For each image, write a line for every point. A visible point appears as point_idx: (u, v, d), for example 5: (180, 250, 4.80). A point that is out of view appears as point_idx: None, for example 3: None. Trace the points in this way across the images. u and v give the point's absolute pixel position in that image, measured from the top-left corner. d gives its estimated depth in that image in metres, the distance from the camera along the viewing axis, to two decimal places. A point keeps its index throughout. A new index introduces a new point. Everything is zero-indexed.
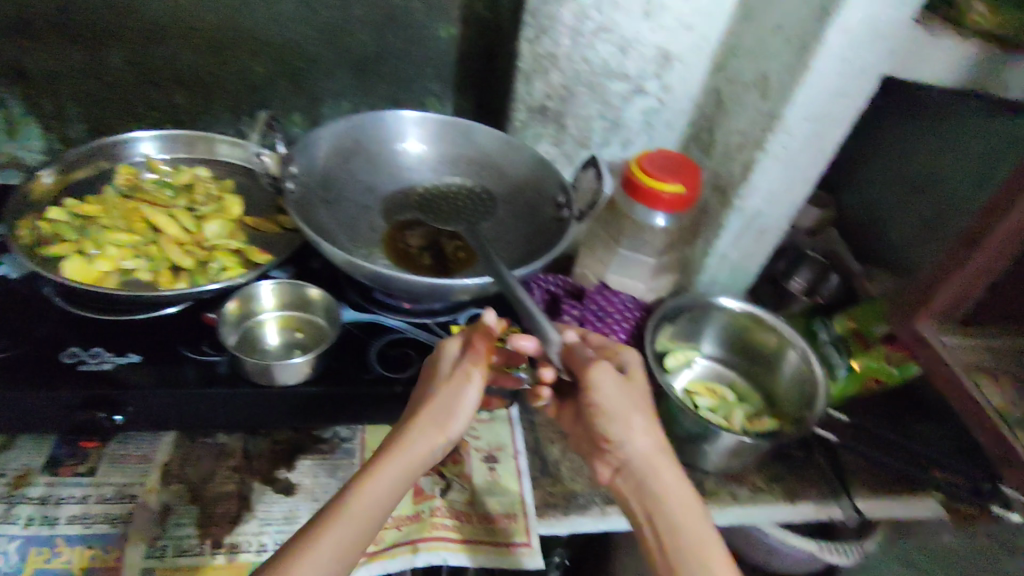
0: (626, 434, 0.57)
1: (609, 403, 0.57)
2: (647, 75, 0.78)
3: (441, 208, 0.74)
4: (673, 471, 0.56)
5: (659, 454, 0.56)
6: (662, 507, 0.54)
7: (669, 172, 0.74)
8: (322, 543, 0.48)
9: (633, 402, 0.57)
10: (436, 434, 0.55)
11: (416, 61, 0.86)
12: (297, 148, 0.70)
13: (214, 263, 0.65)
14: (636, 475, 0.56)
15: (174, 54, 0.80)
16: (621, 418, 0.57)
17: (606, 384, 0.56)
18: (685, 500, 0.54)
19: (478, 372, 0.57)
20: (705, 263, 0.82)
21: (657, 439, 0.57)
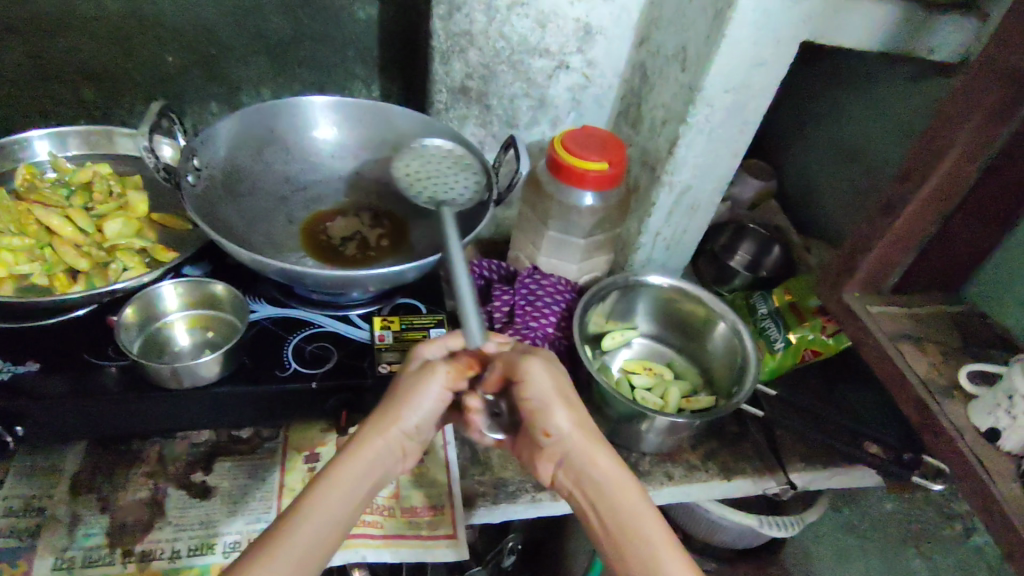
0: (562, 426, 0.54)
1: (544, 395, 0.54)
2: (569, 50, 0.76)
3: (415, 175, 0.68)
4: (609, 456, 0.54)
5: (594, 441, 0.55)
6: (604, 493, 0.53)
7: (593, 150, 0.73)
8: (274, 553, 0.46)
9: (563, 393, 0.55)
10: (393, 432, 0.54)
11: (335, 44, 0.83)
12: (200, 140, 0.66)
13: (114, 263, 0.63)
14: (575, 466, 0.55)
15: (78, 46, 0.77)
16: (556, 409, 0.54)
17: (537, 377, 0.54)
18: (627, 484, 0.53)
19: (443, 368, 0.55)
20: (638, 242, 0.80)
21: (588, 426, 0.55)
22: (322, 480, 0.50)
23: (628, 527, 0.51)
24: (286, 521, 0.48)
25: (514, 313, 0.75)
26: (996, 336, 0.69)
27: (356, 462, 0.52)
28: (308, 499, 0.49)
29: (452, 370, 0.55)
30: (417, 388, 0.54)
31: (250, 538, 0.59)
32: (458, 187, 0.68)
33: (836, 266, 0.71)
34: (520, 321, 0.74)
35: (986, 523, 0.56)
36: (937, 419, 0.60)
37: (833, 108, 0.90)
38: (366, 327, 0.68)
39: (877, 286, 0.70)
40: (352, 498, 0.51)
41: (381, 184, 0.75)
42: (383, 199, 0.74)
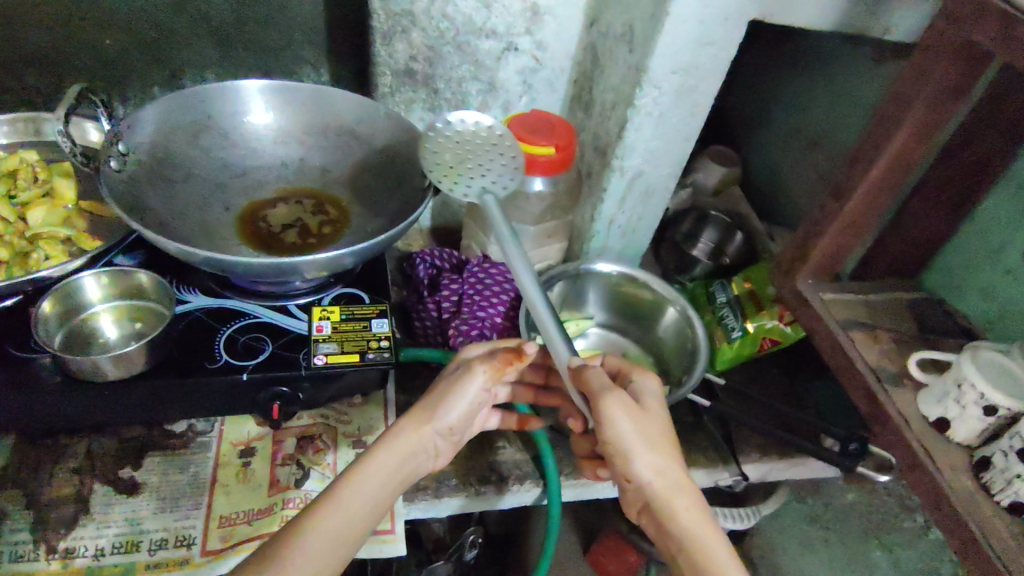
0: (641, 474, 0.49)
1: (623, 439, 0.49)
2: (517, 31, 0.74)
3: (448, 167, 0.66)
4: (694, 511, 0.48)
5: (681, 493, 0.48)
6: (687, 547, 0.46)
7: (541, 133, 0.71)
8: (297, 544, 0.44)
9: (648, 436, 0.49)
10: (428, 431, 0.53)
11: (281, 26, 0.81)
12: (125, 124, 0.63)
13: (36, 252, 0.61)
14: (655, 517, 0.48)
15: (11, 29, 0.74)
16: (635, 455, 0.49)
17: (618, 419, 0.49)
18: (712, 546, 0.46)
19: (481, 367, 0.55)
20: (592, 229, 0.78)
21: (673, 476, 0.49)
22: (360, 471, 0.49)
23: None
24: (312, 518, 0.46)
25: (462, 304, 0.73)
26: (952, 323, 0.67)
27: (388, 456, 0.51)
28: (341, 490, 0.48)
29: (490, 370, 0.55)
30: (457, 389, 0.54)
31: (178, 535, 0.58)
32: (489, 182, 0.67)
33: (789, 253, 0.69)
34: (467, 311, 0.72)
35: (932, 515, 0.54)
36: (886, 408, 0.59)
37: (794, 91, 0.88)
38: (304, 317, 0.65)
39: (831, 273, 0.68)
40: (381, 491, 0.49)
41: (325, 169, 0.73)
42: (328, 185, 0.72)
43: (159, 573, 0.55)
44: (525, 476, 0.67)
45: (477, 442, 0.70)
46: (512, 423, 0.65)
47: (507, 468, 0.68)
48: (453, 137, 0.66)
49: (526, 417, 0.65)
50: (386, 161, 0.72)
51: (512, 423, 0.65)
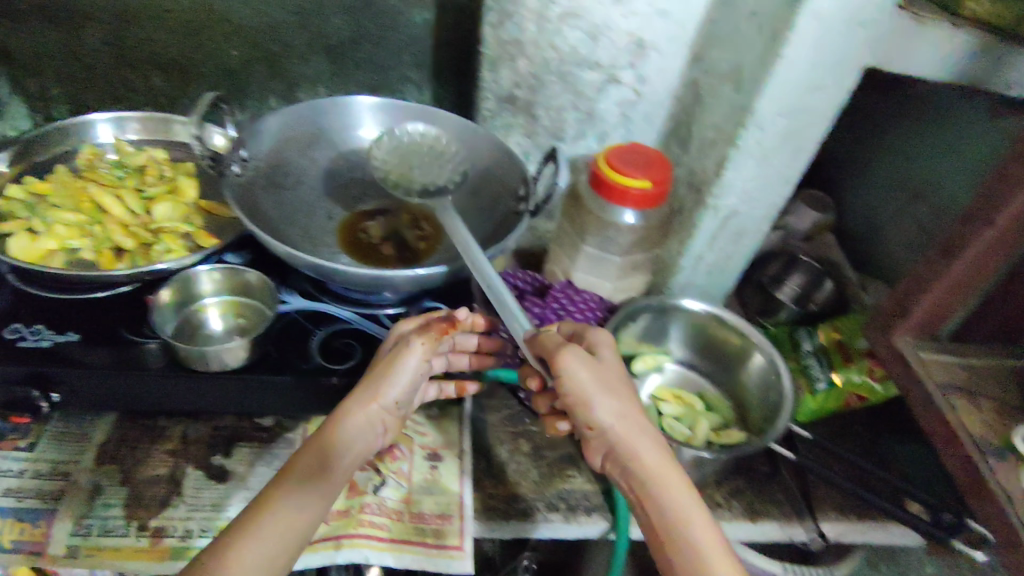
0: (603, 419, 0.52)
1: (581, 390, 0.52)
2: (621, 65, 0.75)
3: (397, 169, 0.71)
4: (655, 450, 0.52)
5: (642, 434, 0.53)
6: (648, 486, 0.51)
7: (637, 166, 0.71)
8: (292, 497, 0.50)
9: (606, 383, 0.53)
10: (375, 406, 0.54)
11: (391, 48, 0.84)
12: (247, 133, 0.68)
13: (159, 244, 0.66)
14: (619, 458, 0.53)
15: (151, 36, 0.80)
16: (596, 403, 0.52)
17: (577, 372, 0.51)
18: (672, 479, 0.51)
19: (417, 342, 0.54)
20: (679, 264, 0.77)
21: (633, 420, 0.53)
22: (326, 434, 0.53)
23: (671, 517, 0.50)
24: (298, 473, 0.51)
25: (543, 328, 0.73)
26: None
27: (333, 435, 0.52)
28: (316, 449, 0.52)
29: (428, 342, 0.54)
30: (396, 365, 0.54)
31: None
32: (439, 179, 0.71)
33: (887, 307, 0.66)
34: None
35: None
36: (985, 481, 0.55)
37: (899, 141, 0.85)
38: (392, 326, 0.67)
39: (931, 331, 0.65)
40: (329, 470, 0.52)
41: None
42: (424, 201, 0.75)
43: None
44: (593, 508, 0.66)
45: (547, 468, 0.69)
46: (450, 390, 0.66)
47: (576, 498, 0.67)
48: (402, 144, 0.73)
49: (463, 385, 0.65)
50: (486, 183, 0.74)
51: (450, 389, 0.66)
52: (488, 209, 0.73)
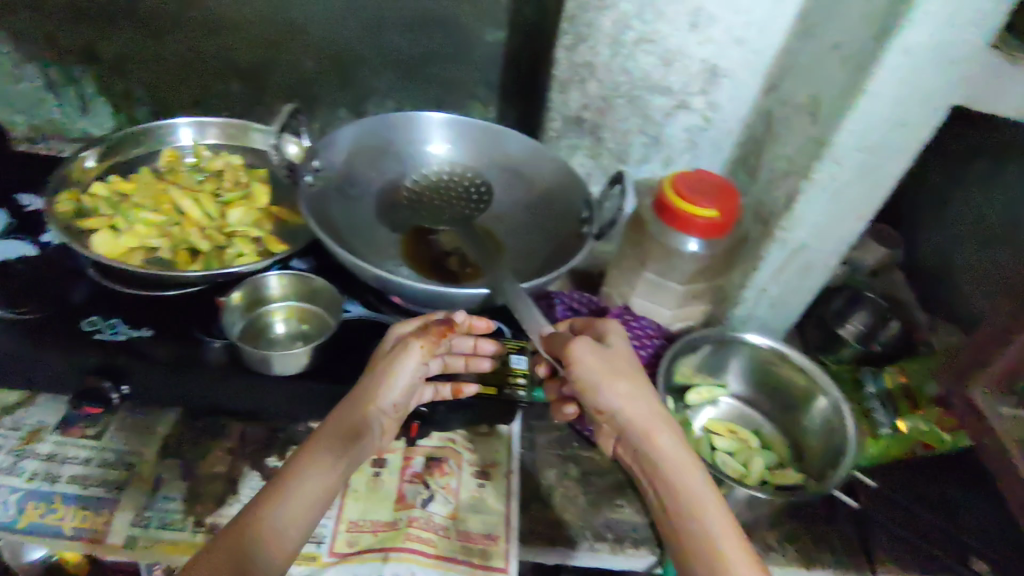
0: (613, 403, 0.54)
1: (589, 377, 0.54)
2: (692, 91, 0.74)
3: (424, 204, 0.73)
4: (666, 434, 0.53)
5: (653, 417, 0.54)
6: (660, 470, 0.52)
7: (705, 195, 0.70)
8: (291, 496, 0.50)
9: (615, 368, 0.55)
10: (374, 407, 0.54)
11: (461, 65, 0.85)
12: (321, 144, 0.70)
13: (231, 247, 0.68)
14: (631, 443, 0.55)
15: (233, 46, 0.83)
16: (604, 389, 0.54)
17: (583, 358, 0.54)
18: (684, 461, 0.52)
19: (415, 344, 0.55)
20: (741, 295, 0.76)
21: (643, 404, 0.54)
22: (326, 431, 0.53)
23: (681, 499, 0.51)
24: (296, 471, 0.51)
25: None
26: None
27: (335, 431, 0.53)
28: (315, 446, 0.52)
29: (426, 344, 0.56)
30: (394, 367, 0.55)
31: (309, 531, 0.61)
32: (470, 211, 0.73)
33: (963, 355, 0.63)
34: None
35: None
36: None
37: (980, 181, 0.82)
38: None
39: (1013, 386, 0.62)
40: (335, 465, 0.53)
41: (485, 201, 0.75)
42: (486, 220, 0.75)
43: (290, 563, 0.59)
44: (641, 541, 0.65)
45: (595, 496, 0.68)
46: (445, 393, 0.62)
47: (623, 528, 0.66)
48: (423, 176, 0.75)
49: (459, 384, 0.62)
50: (549, 203, 0.74)
51: (445, 393, 0.62)
52: (549, 229, 0.72)
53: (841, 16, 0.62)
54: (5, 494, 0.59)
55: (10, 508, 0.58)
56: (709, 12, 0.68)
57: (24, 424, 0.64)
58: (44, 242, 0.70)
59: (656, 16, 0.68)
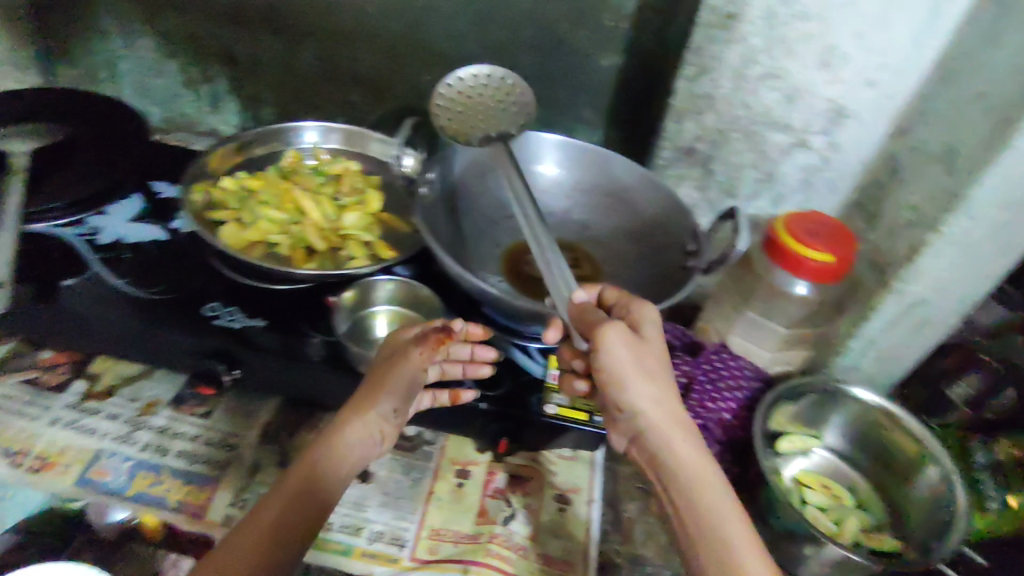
0: (638, 403, 0.49)
1: (614, 368, 0.49)
2: (813, 130, 0.72)
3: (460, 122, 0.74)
4: (689, 443, 0.48)
5: (675, 423, 0.49)
6: (680, 481, 0.47)
7: (820, 238, 0.68)
8: (298, 498, 0.48)
9: (646, 367, 0.49)
10: (371, 411, 0.53)
11: (574, 87, 0.86)
12: (437, 156, 0.73)
13: (345, 251, 0.70)
14: (648, 446, 0.49)
15: (358, 56, 0.87)
16: (629, 384, 0.49)
17: (614, 347, 0.48)
18: (707, 475, 0.47)
19: (415, 349, 0.54)
20: (846, 345, 0.73)
21: (669, 410, 0.49)
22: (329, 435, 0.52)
23: (701, 518, 0.45)
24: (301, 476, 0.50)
25: (690, 389, 0.71)
26: None
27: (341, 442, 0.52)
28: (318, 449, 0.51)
29: (424, 351, 0.54)
30: (396, 368, 0.54)
31: (393, 534, 0.62)
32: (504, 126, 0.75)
33: None
34: (696, 397, 0.70)
35: None
36: None
37: None
38: (541, 360, 0.68)
39: None
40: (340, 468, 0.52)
41: (584, 225, 0.76)
42: (586, 242, 0.75)
43: (373, 563, 0.60)
44: None
45: None
46: (443, 400, 0.60)
47: None
48: (450, 88, 0.74)
49: (458, 391, 0.60)
50: (653, 232, 0.73)
51: (444, 399, 0.61)
52: (650, 258, 0.72)
53: (989, 65, 0.59)
54: (119, 462, 0.63)
55: (123, 475, 0.62)
56: (841, 51, 0.66)
57: (141, 396, 0.68)
58: (174, 227, 0.75)
59: (785, 52, 0.67)
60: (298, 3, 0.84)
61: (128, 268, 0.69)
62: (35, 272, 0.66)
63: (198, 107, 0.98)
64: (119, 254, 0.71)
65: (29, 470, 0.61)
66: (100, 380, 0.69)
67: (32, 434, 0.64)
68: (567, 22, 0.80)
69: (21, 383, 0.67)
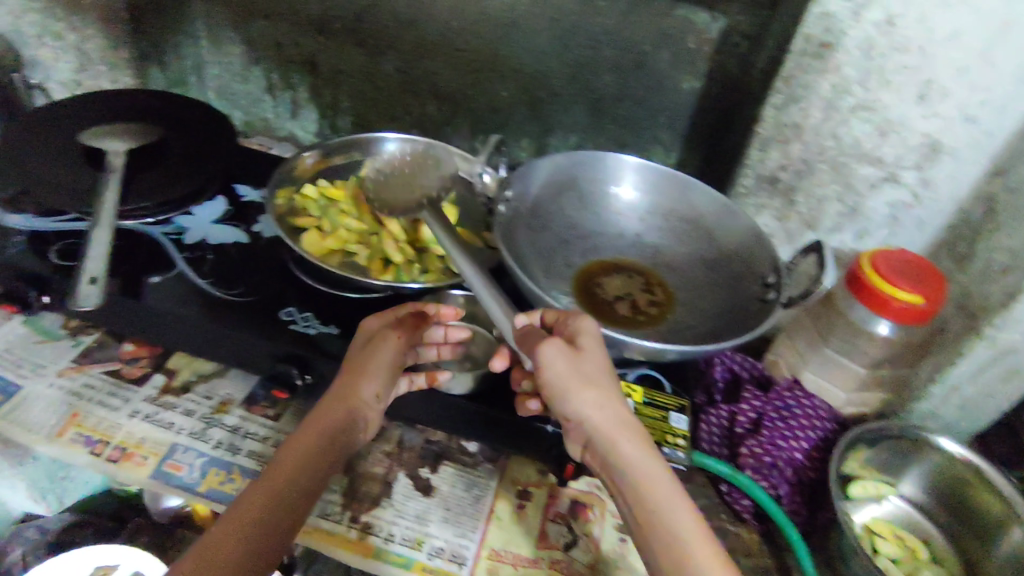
0: (581, 410, 0.51)
1: (556, 379, 0.51)
2: (905, 164, 0.69)
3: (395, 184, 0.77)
4: (636, 444, 0.50)
5: (620, 425, 0.51)
6: (632, 486, 0.49)
7: (906, 277, 0.65)
8: (275, 493, 0.49)
9: (585, 375, 0.51)
10: (352, 400, 0.55)
11: (651, 108, 0.84)
12: (517, 174, 0.73)
13: (419, 263, 0.71)
14: (599, 453, 0.51)
15: (438, 70, 0.89)
16: (569, 393, 0.51)
17: (552, 359, 0.51)
18: (654, 475, 0.48)
19: (393, 334, 0.59)
20: (928, 390, 0.69)
21: (612, 412, 0.51)
22: (300, 432, 0.53)
23: (654, 519, 0.47)
24: (275, 472, 0.50)
25: (760, 424, 0.69)
26: None
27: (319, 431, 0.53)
28: (288, 447, 0.52)
29: (401, 336, 0.59)
30: (374, 354, 0.57)
31: (453, 550, 0.62)
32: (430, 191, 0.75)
33: None
34: (766, 435, 0.67)
35: None
36: None
37: None
38: None
39: None
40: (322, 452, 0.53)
41: (658, 250, 0.75)
42: (658, 267, 0.74)
43: None
44: None
45: None
46: (420, 382, 0.61)
47: None
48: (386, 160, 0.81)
49: (434, 371, 0.61)
50: (729, 260, 0.72)
51: (421, 382, 0.61)
52: (726, 287, 0.70)
53: None
54: (193, 458, 0.65)
55: (196, 471, 0.64)
56: (941, 86, 0.63)
57: (216, 394, 0.70)
58: (254, 231, 0.77)
59: (881, 84, 0.65)
60: (382, 15, 0.86)
61: (211, 269, 0.71)
62: (124, 267, 0.69)
63: (278, 112, 1.01)
64: (202, 254, 0.73)
65: (108, 460, 0.63)
66: (178, 375, 0.71)
67: (112, 424, 0.66)
68: (651, 42, 0.79)
69: (105, 374, 0.70)
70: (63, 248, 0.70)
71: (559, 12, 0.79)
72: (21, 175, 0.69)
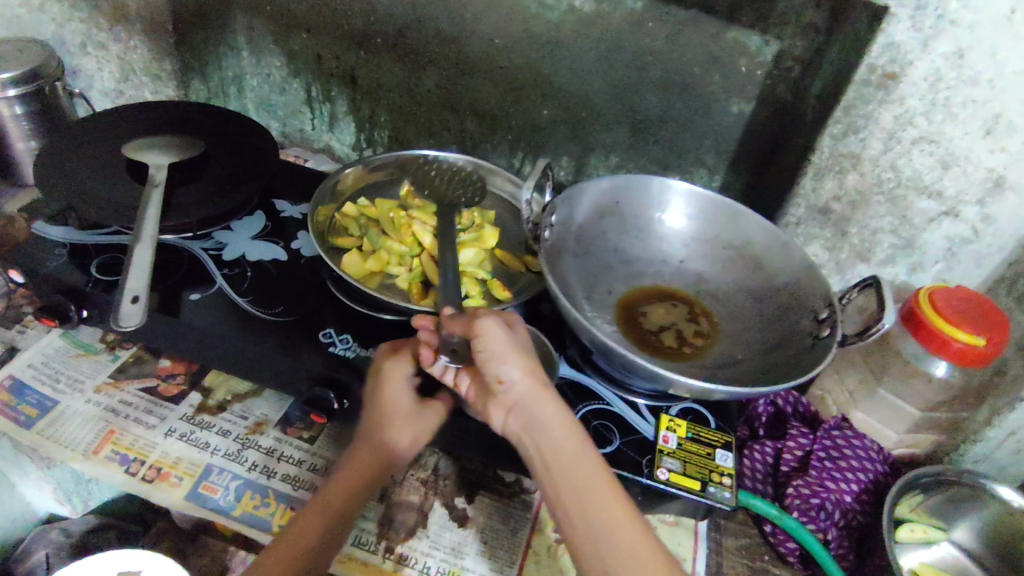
0: (515, 377, 0.50)
1: (495, 347, 0.50)
2: (966, 200, 0.66)
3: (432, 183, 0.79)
4: (563, 416, 0.50)
5: (547, 395, 0.50)
6: (562, 456, 0.48)
7: (966, 315, 0.62)
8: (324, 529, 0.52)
9: (520, 348, 0.51)
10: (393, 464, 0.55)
11: (696, 130, 0.81)
12: (563, 197, 0.71)
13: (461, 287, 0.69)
14: (525, 417, 0.50)
15: (478, 87, 0.87)
16: (508, 358, 0.50)
17: (494, 329, 0.50)
18: (581, 449, 0.48)
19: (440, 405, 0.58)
20: (984, 434, 0.67)
21: (539, 376, 0.51)
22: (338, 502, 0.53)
23: (586, 491, 0.46)
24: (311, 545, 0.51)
25: (808, 463, 0.67)
26: None
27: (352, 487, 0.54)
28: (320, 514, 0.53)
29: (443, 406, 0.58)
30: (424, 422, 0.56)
31: None
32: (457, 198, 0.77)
33: None
34: (814, 475, 0.65)
35: None
36: None
37: None
38: (651, 420, 0.65)
39: None
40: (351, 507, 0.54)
41: (702, 278, 0.73)
42: (703, 296, 0.72)
43: None
44: None
45: None
46: None
47: None
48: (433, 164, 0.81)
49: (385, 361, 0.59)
50: (780, 292, 0.69)
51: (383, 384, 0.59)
52: (775, 321, 0.67)
53: None
54: (227, 480, 0.64)
55: (230, 494, 0.63)
56: (1009, 120, 0.61)
57: (251, 414, 0.70)
58: (293, 247, 0.76)
59: (945, 116, 0.63)
60: (426, 31, 0.85)
61: (250, 287, 0.70)
62: (165, 283, 0.69)
63: (316, 125, 1.00)
64: (242, 271, 0.72)
65: (143, 480, 0.63)
66: (214, 394, 0.70)
67: (148, 442, 0.65)
68: (700, 64, 0.76)
69: (142, 391, 0.69)
70: (105, 261, 0.70)
71: (606, 32, 0.77)
72: (67, 186, 0.69)
